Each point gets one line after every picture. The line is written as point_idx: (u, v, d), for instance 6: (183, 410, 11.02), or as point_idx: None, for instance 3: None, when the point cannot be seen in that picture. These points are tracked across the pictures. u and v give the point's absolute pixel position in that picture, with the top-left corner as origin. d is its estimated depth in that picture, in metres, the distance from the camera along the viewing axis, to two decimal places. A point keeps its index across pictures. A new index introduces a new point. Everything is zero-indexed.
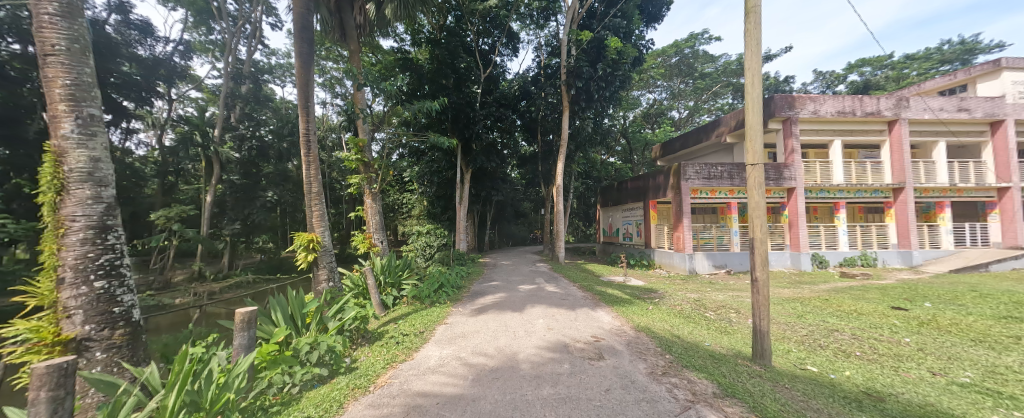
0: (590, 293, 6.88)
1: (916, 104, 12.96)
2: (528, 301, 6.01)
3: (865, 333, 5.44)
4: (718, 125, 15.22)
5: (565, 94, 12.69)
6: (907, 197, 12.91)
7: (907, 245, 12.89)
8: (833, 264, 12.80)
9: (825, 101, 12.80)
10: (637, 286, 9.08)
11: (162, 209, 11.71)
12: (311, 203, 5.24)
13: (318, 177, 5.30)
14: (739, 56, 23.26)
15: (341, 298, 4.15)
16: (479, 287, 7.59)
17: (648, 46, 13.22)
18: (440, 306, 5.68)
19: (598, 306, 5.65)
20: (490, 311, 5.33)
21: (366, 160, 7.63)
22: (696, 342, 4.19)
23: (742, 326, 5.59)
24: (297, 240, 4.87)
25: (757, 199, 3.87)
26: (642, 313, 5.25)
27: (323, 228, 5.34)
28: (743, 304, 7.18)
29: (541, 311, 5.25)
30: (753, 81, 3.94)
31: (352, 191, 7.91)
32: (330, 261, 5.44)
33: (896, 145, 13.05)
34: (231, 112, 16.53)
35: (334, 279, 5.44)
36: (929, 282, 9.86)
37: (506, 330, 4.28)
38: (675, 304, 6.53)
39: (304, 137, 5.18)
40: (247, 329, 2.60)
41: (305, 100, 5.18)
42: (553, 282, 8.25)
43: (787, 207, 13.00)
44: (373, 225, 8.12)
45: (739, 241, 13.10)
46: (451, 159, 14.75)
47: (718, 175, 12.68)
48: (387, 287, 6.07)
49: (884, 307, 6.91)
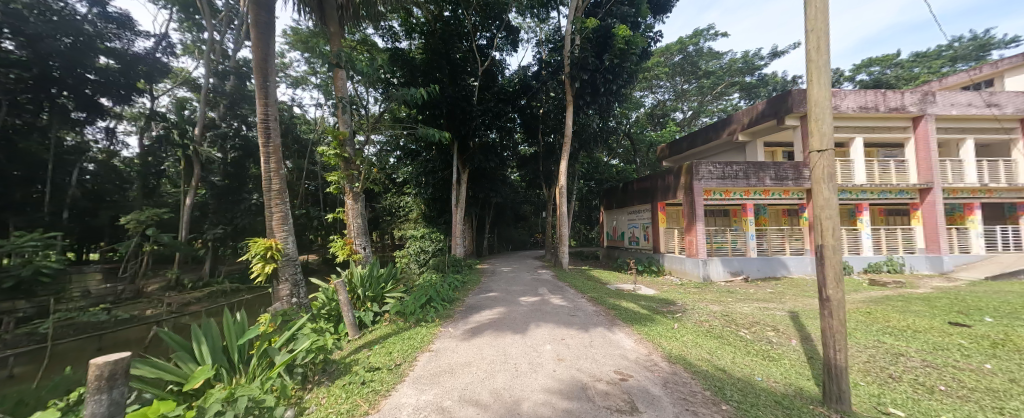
0: (603, 306, 5.96)
1: (942, 99, 12.16)
2: (532, 318, 5.10)
3: (936, 358, 4.52)
4: (728, 122, 14.46)
5: (569, 87, 11.90)
6: (935, 198, 12.07)
7: (935, 250, 12.02)
8: (857, 271, 11.91)
9: (846, 96, 11.96)
10: (651, 296, 8.20)
11: (133, 212, 10.76)
12: (271, 202, 4.38)
13: (280, 171, 4.43)
14: (745, 53, 22.66)
15: (297, 322, 3.29)
16: (475, 299, 6.67)
17: (656, 39, 12.45)
18: (428, 324, 4.77)
19: (614, 324, 4.75)
20: (486, 333, 4.43)
21: (347, 155, 6.74)
22: (746, 378, 3.29)
23: (787, 350, 4.67)
24: (253, 247, 4.04)
25: (828, 195, 2.99)
26: (671, 335, 4.34)
27: (286, 233, 4.44)
28: (777, 320, 6.27)
29: (548, 332, 4.32)
30: (819, 45, 3.10)
31: (331, 190, 6.98)
32: (295, 272, 4.52)
33: (921, 142, 12.23)
34: (215, 110, 15.63)
35: (302, 294, 4.52)
36: (971, 290, 8.98)
37: (506, 362, 3.37)
38: (702, 321, 5.64)
39: (262, 123, 4.32)
40: (106, 389, 1.67)
41: (264, 79, 4.33)
42: (559, 293, 7.34)
43: (807, 210, 12.18)
44: (355, 229, 7.12)
45: (756, 245, 12.23)
46: (447, 158, 14.21)
47: (733, 174, 11.82)
48: (366, 302, 5.29)
49: (940, 322, 6.00)
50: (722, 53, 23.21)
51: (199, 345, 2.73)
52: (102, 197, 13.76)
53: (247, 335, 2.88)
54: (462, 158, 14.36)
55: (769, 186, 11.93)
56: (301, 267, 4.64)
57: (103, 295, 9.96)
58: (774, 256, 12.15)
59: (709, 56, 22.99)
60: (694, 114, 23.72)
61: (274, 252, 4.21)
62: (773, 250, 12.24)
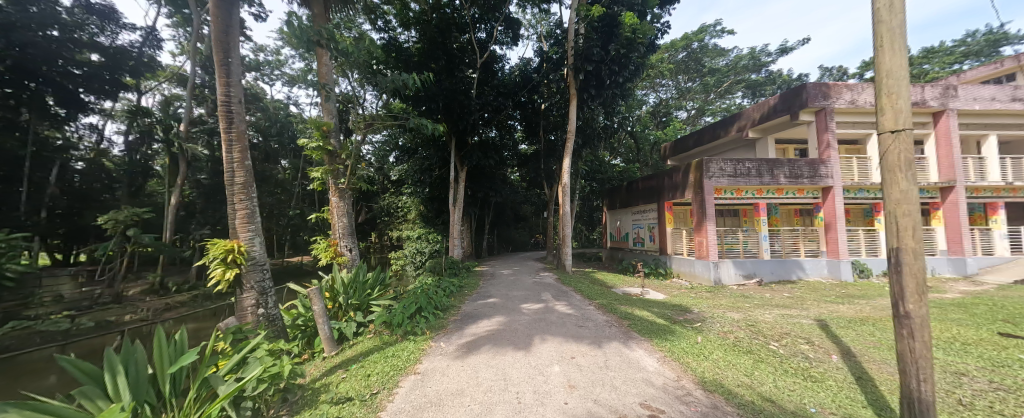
0: (615, 315, 5.35)
1: (964, 93, 11.62)
2: (536, 330, 4.48)
3: (1004, 378, 3.91)
4: (738, 118, 13.86)
5: (573, 79, 11.29)
6: (957, 197, 11.48)
7: (958, 251, 11.40)
8: (877, 274, 11.32)
9: (864, 90, 11.47)
10: (662, 302, 7.56)
11: (110, 211, 10.13)
12: (233, 197, 3.78)
13: (245, 162, 3.84)
14: (752, 50, 22.11)
15: (250, 343, 2.67)
16: (472, 306, 6.06)
17: (664, 31, 11.87)
18: (416, 338, 4.15)
19: (630, 337, 4.16)
20: (484, 348, 3.82)
21: (331, 148, 6.13)
22: (801, 411, 2.68)
23: (830, 368, 4.04)
24: (211, 250, 3.48)
25: (907, 186, 2.35)
26: (697, 352, 3.72)
27: (253, 233, 3.86)
28: (807, 329, 5.63)
29: (554, 349, 3.72)
30: (893, 2, 2.50)
31: (314, 187, 6.37)
32: (262, 279, 3.89)
33: (942, 138, 11.66)
34: (204, 106, 15.05)
35: (271, 305, 3.92)
36: (1002, 294, 8.39)
37: (507, 391, 2.75)
38: (725, 332, 5.04)
39: (223, 106, 3.74)
40: None
41: (224, 55, 3.75)
42: (564, 299, 6.69)
43: (822, 209, 11.61)
44: (340, 229, 6.50)
45: (769, 247, 11.62)
46: (444, 155, 13.73)
47: (745, 172, 11.23)
48: (349, 311, 4.80)
49: (989, 333, 5.41)
50: (728, 50, 22.63)
51: (109, 379, 2.10)
52: (89, 197, 13.23)
53: (179, 363, 2.26)
54: (460, 155, 13.75)
55: (783, 184, 11.31)
56: (272, 273, 4.07)
57: (77, 301, 9.41)
58: (787, 258, 11.56)
59: (714, 53, 22.35)
60: (698, 113, 23.15)
61: (238, 256, 3.65)
62: (788, 251, 11.62)
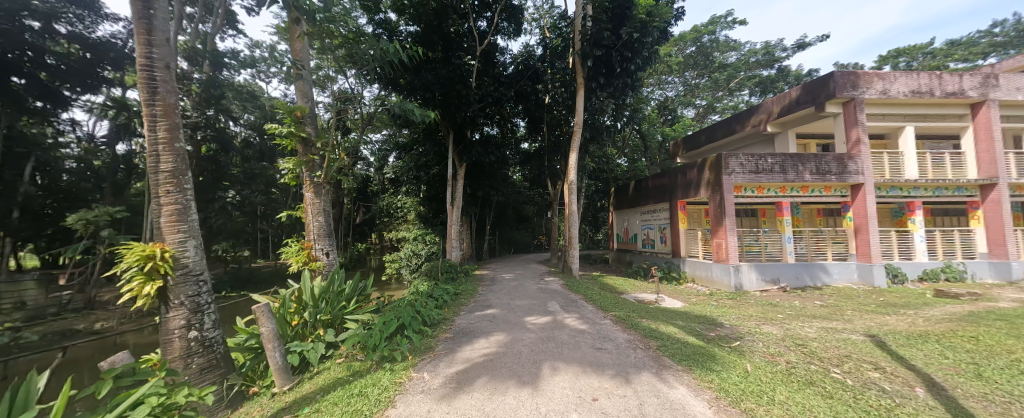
0: (639, 333, 4.49)
1: (1006, 83, 10.70)
2: (543, 354, 3.62)
3: None
4: (755, 112, 13.00)
5: (581, 65, 10.42)
6: (1000, 196, 10.56)
7: (1001, 255, 10.45)
8: (913, 279, 10.36)
9: (896, 79, 10.57)
10: (684, 313, 6.73)
11: (81, 209, 9.35)
12: (159, 189, 3.09)
13: (175, 146, 3.20)
14: (763, 44, 21.35)
15: (136, 394, 1.84)
16: (467, 320, 5.21)
17: (679, 17, 11.04)
18: (392, 367, 3.31)
19: (663, 367, 3.30)
20: (477, 383, 2.96)
21: (304, 135, 5.40)
22: None
23: (923, 409, 3.11)
24: (124, 257, 2.69)
25: None
26: (756, 391, 2.86)
27: (186, 235, 3.13)
28: (864, 349, 4.74)
29: (569, 385, 2.87)
30: None
31: (287, 181, 5.61)
32: (197, 291, 3.13)
33: (982, 131, 10.73)
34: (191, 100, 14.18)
35: (207, 326, 3.17)
36: None
37: None
38: (771, 354, 4.19)
39: (143, 71, 3.13)
40: None
41: (144, 6, 3.13)
42: (574, 311, 5.84)
43: (851, 209, 10.70)
44: (316, 230, 5.68)
45: (793, 249, 10.70)
46: (442, 151, 12.96)
47: (767, 168, 10.31)
48: (318, 328, 4.01)
49: None
50: (739, 44, 21.83)
51: None
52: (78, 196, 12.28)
53: None
54: (458, 151, 12.93)
55: (808, 181, 10.39)
56: (212, 284, 3.31)
57: (43, 307, 8.87)
58: (812, 262, 10.62)
59: (725, 47, 21.53)
60: (706, 110, 22.37)
61: (164, 264, 2.89)
62: (813, 254, 10.71)
